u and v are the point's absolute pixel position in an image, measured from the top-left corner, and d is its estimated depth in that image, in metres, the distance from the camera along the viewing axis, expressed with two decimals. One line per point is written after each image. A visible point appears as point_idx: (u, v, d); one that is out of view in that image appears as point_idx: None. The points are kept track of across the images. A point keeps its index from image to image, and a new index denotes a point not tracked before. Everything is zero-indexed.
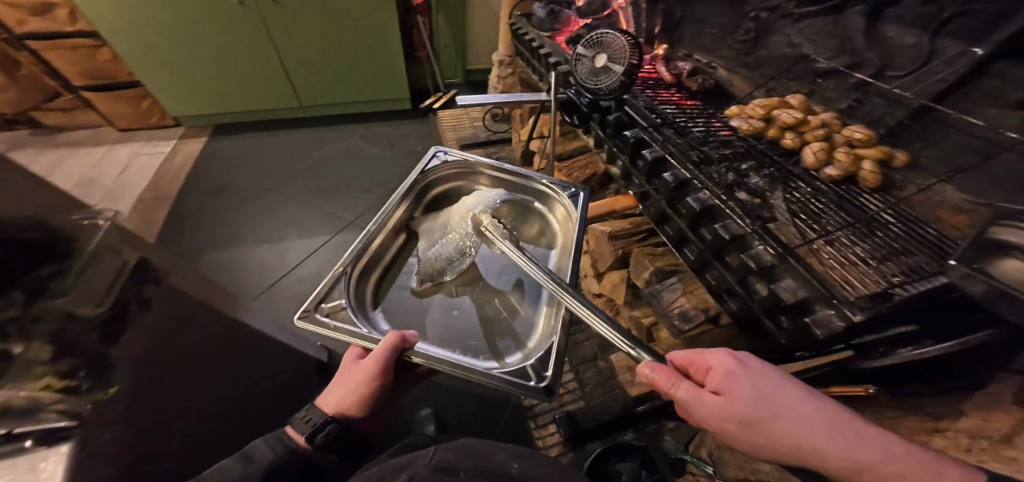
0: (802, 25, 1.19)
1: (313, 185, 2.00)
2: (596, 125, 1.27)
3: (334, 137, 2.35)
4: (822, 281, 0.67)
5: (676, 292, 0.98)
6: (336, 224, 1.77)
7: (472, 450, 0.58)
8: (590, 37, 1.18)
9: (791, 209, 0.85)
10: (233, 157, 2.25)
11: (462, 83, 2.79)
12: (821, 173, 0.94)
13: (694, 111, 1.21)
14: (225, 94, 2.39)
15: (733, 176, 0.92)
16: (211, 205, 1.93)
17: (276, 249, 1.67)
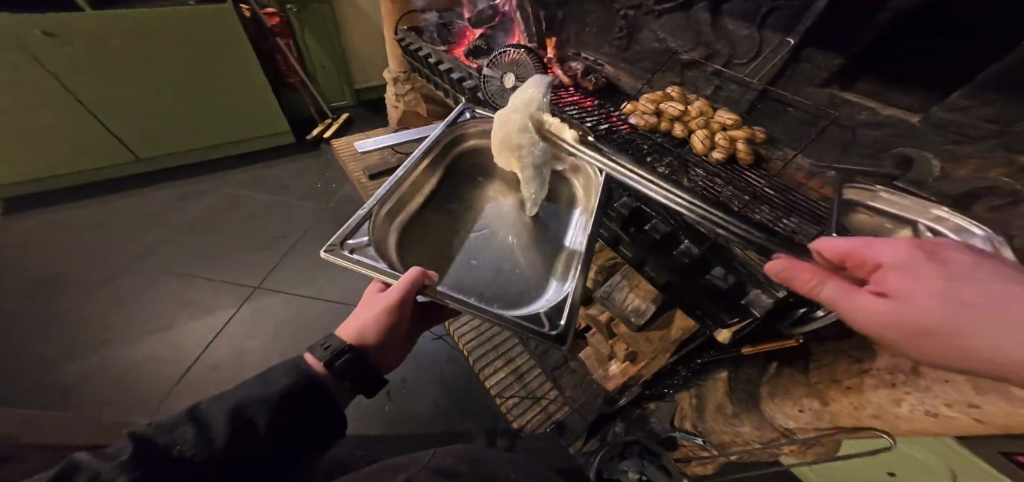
0: (664, 21, 1.22)
1: (191, 251, 1.65)
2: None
3: (195, 190, 1.96)
4: (740, 263, 0.80)
5: (624, 290, 1.03)
6: (239, 292, 1.49)
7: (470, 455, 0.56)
8: (495, 57, 1.22)
9: (699, 196, 0.94)
10: (44, 241, 1.73)
11: (353, 104, 2.58)
12: (708, 156, 1.04)
13: (595, 111, 1.27)
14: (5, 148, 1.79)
15: (646, 172, 1.01)
16: (46, 302, 1.47)
17: (166, 340, 1.36)
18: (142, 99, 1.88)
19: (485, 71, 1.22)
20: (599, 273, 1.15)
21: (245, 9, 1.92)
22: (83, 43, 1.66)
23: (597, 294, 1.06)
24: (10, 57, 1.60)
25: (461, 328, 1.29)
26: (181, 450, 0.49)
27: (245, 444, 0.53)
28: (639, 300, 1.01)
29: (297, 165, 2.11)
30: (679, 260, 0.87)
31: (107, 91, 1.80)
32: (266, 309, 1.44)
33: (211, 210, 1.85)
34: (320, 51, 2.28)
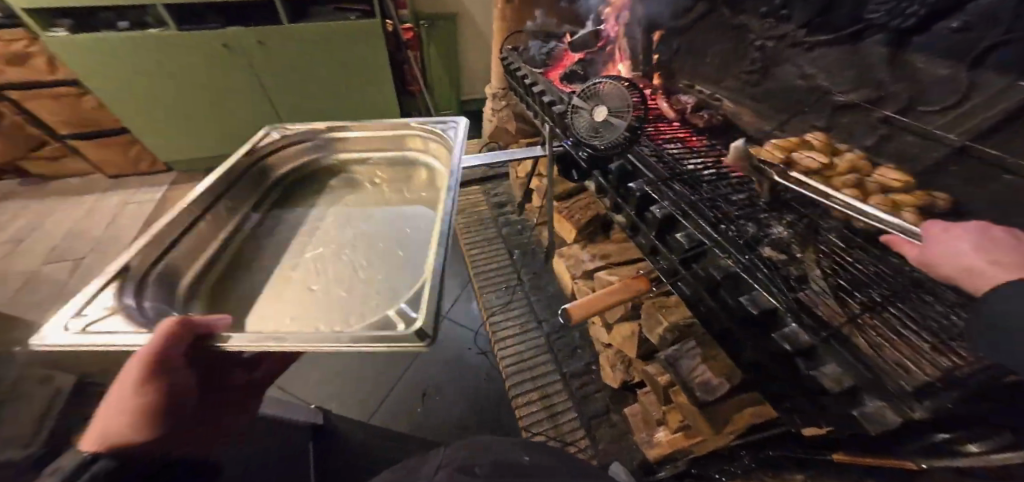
0: (815, 54, 1.03)
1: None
2: (594, 170, 1.19)
3: None
4: (870, 368, 0.62)
5: (696, 358, 0.89)
6: None
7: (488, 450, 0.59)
8: (587, 89, 1.15)
9: (825, 272, 0.75)
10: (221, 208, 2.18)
11: (456, 114, 2.78)
12: (853, 222, 0.82)
13: (702, 150, 1.13)
14: (214, 125, 2.31)
15: (756, 232, 0.84)
16: None
17: None
18: (304, 94, 2.27)
19: (576, 101, 1.15)
20: (671, 332, 0.98)
21: (388, 24, 2.21)
22: (278, 50, 2.08)
23: (661, 357, 0.93)
24: (234, 60, 2.08)
25: (508, 358, 1.29)
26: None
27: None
28: (712, 375, 0.86)
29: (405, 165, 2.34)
30: (777, 347, 0.66)
31: (280, 86, 2.21)
32: None
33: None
34: (439, 63, 2.52)
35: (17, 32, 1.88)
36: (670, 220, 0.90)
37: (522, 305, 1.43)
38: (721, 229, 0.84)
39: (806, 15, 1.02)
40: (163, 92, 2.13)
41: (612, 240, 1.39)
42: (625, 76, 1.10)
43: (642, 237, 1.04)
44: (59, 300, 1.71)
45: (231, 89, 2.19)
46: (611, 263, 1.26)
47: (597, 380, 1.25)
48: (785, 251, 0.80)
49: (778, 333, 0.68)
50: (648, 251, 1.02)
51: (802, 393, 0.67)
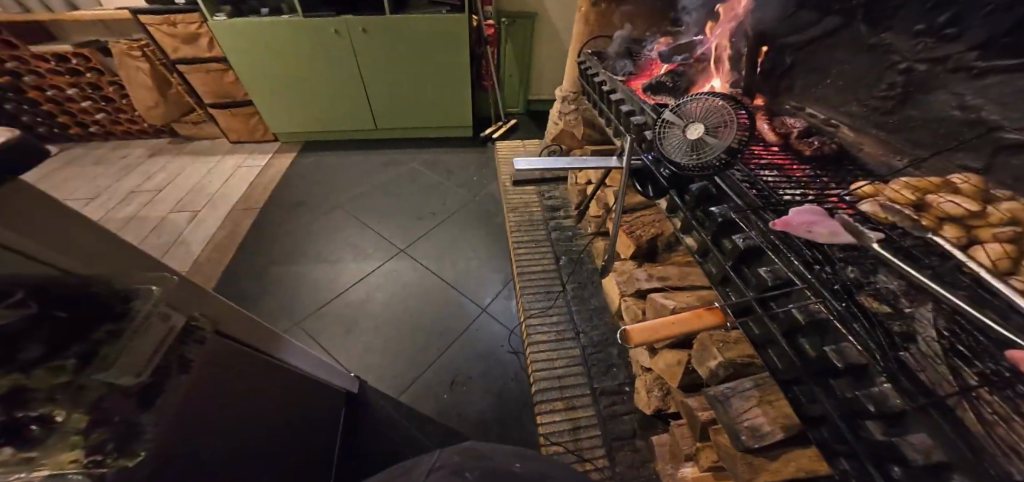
0: (984, 83, 0.84)
1: (372, 208, 2.08)
2: (669, 191, 1.10)
3: (401, 161, 2.47)
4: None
5: (749, 400, 0.80)
6: (390, 249, 1.81)
7: (489, 457, 0.60)
8: (679, 104, 1.03)
9: (942, 336, 0.63)
10: (306, 178, 2.41)
11: (522, 112, 2.82)
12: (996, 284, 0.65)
13: (803, 180, 1.02)
14: (321, 105, 2.53)
15: (859, 276, 0.74)
16: (290, 219, 2.07)
17: (332, 271, 1.74)
18: (400, 81, 2.41)
19: (664, 115, 1.05)
20: (722, 367, 0.91)
21: (475, 19, 2.26)
22: (383, 39, 2.21)
23: (710, 390, 0.84)
24: (345, 46, 2.25)
25: (539, 363, 1.29)
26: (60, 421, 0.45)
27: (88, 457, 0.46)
28: (765, 419, 0.77)
29: (472, 157, 2.41)
30: (858, 406, 0.61)
31: (380, 72, 2.37)
32: (398, 270, 1.70)
33: (400, 179, 2.29)
34: (524, 63, 2.56)
35: (195, 17, 2.19)
36: (758, 250, 0.83)
37: (562, 313, 1.41)
38: (815, 269, 0.75)
39: (985, 34, 0.83)
40: (281, 69, 2.34)
41: (674, 261, 1.32)
42: (727, 92, 0.97)
43: (710, 260, 0.97)
44: (176, 242, 2.02)
45: (337, 72, 2.37)
46: (668, 286, 1.19)
47: (627, 401, 1.20)
48: (891, 303, 0.69)
49: (862, 392, 0.62)
50: (720, 281, 0.93)
51: (865, 452, 0.58)
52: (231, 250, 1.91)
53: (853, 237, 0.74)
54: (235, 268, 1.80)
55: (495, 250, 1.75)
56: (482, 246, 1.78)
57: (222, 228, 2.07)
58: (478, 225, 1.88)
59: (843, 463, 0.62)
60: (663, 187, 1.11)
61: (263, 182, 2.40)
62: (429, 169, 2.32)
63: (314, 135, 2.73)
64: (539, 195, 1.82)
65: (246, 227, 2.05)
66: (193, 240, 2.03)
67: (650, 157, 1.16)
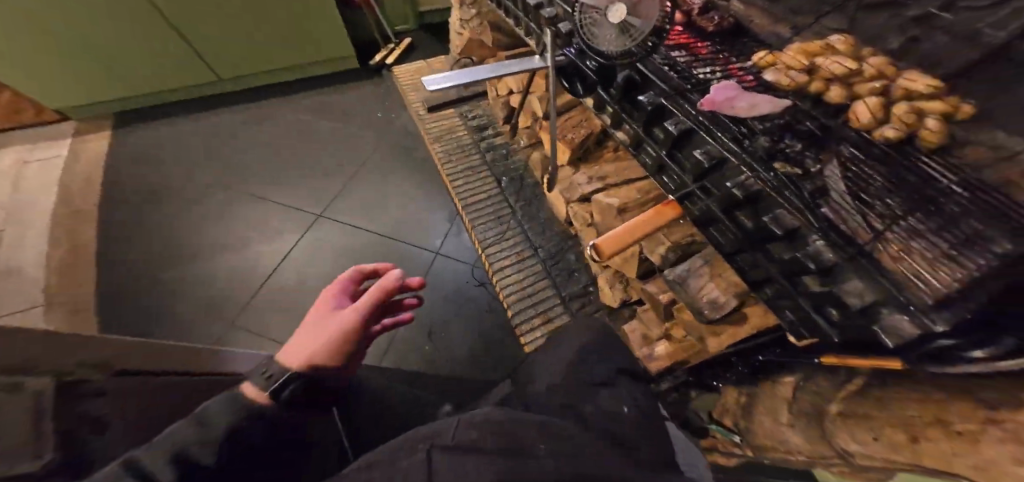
0: None
1: (258, 180, 1.73)
2: (600, 89, 1.11)
3: (272, 113, 2.04)
4: (888, 278, 0.59)
5: (703, 277, 0.88)
6: (301, 219, 1.57)
7: (531, 423, 0.49)
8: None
9: (849, 187, 0.70)
10: (153, 156, 1.89)
11: (416, 28, 2.47)
12: (872, 133, 0.75)
13: (709, 58, 1.08)
14: (116, 58, 1.86)
15: (776, 145, 0.78)
16: (151, 215, 1.64)
17: (240, 259, 1.50)
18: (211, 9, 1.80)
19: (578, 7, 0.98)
20: (671, 251, 1.00)
21: None
22: None
23: (669, 276, 0.92)
24: None
25: (509, 287, 1.32)
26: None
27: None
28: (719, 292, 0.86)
29: (364, 91, 2.09)
30: (801, 265, 0.68)
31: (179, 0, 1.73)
32: (323, 240, 1.51)
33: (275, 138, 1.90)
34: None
35: None
36: (688, 133, 0.89)
37: (516, 234, 1.42)
38: (745, 147, 0.79)
39: None
40: (32, 13, 1.63)
41: (605, 157, 1.35)
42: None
43: (651, 148, 1.00)
44: None
45: (110, 8, 1.68)
46: (609, 184, 1.22)
47: (595, 300, 1.30)
48: (806, 165, 0.75)
49: (799, 251, 0.70)
50: (665, 167, 0.98)
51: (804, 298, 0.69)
52: (79, 273, 1.49)
53: (770, 106, 0.82)
54: (102, 293, 1.45)
55: (423, 191, 1.62)
56: (406, 190, 1.62)
57: (51, 246, 1.58)
58: (390, 171, 1.69)
59: (789, 314, 0.72)
60: (590, 81, 1.11)
61: (81, 175, 1.82)
62: (316, 116, 1.98)
63: (120, 102, 2.05)
64: (460, 117, 1.70)
65: (85, 238, 1.59)
66: (10, 274, 1.52)
67: (572, 50, 1.14)
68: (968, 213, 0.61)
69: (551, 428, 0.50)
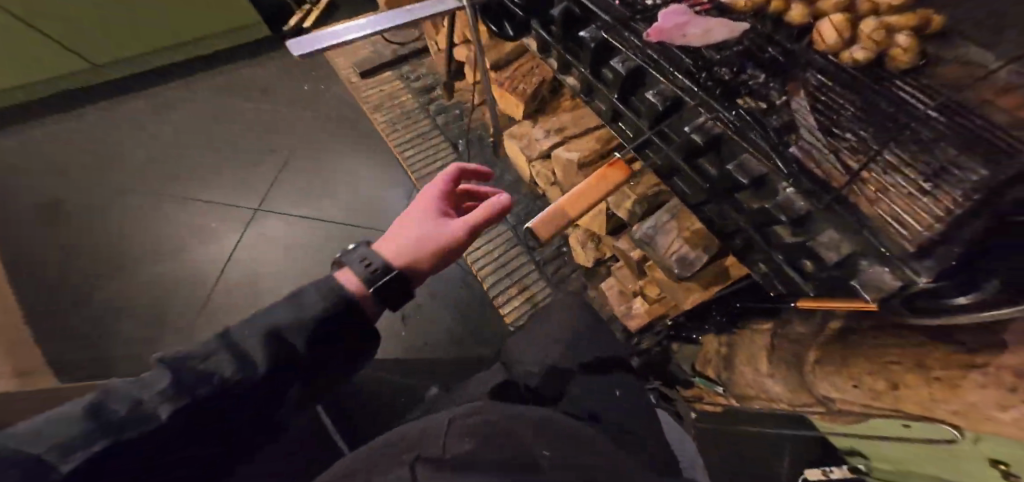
0: None
1: (178, 180, 1.53)
2: (537, 23, 0.94)
3: (178, 96, 1.75)
4: (865, 224, 0.51)
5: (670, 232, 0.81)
6: (240, 217, 1.43)
7: (532, 421, 0.50)
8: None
9: (819, 120, 0.60)
10: (40, 164, 1.60)
11: None
12: (840, 57, 0.65)
13: None
14: None
15: (734, 78, 0.67)
16: (59, 236, 1.43)
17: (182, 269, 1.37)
18: None
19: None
20: (639, 205, 0.93)
21: None
22: None
23: (636, 234, 0.87)
24: None
25: (478, 259, 1.27)
26: (222, 377, 0.42)
27: (263, 384, 0.44)
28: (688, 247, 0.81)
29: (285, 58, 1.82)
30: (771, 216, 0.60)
31: None
32: (268, 235, 1.39)
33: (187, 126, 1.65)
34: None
35: None
36: (640, 73, 0.76)
37: None
38: (705, 83, 0.67)
39: None
40: None
41: (564, 106, 1.19)
42: None
43: (598, 87, 0.87)
44: None
45: None
46: (567, 137, 1.11)
47: (570, 261, 1.27)
48: (769, 100, 0.64)
49: (768, 201, 0.61)
50: (616, 111, 0.86)
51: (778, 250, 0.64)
52: None
53: (727, 32, 0.70)
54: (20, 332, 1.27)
55: (371, 165, 1.48)
56: (350, 169, 1.47)
57: None
58: (328, 149, 1.51)
59: (762, 266, 0.71)
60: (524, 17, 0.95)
61: None
62: (233, 94, 1.72)
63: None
64: (399, 75, 1.53)
65: None
66: None
67: None
68: (944, 138, 0.53)
69: (551, 427, 0.50)
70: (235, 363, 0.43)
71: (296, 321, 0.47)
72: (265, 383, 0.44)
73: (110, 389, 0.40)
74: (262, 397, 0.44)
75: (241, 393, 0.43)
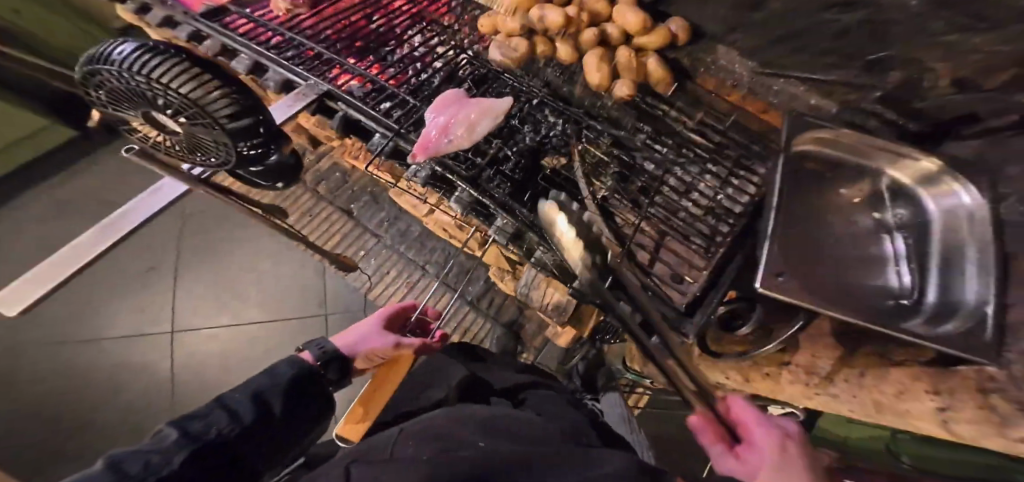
0: None
1: (55, 322, 1.26)
2: (310, 108, 0.59)
3: None
4: (647, 300, 0.49)
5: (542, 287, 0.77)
6: (154, 345, 1.23)
7: (478, 418, 0.38)
8: (97, 52, 0.37)
9: (617, 173, 0.57)
10: None
11: None
12: (607, 96, 0.64)
13: (451, 26, 0.74)
14: None
15: (534, 136, 0.60)
16: None
17: (93, 427, 1.14)
18: None
19: (78, 76, 0.39)
20: None
21: None
22: None
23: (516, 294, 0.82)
24: None
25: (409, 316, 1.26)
26: (219, 429, 0.37)
27: (262, 438, 0.40)
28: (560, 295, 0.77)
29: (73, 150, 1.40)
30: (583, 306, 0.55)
31: None
32: (201, 350, 1.23)
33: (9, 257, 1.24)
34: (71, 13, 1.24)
35: None
36: (438, 185, 0.56)
37: (395, 263, 1.17)
38: (482, 180, 0.55)
39: None
40: None
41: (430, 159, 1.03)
42: (224, 129, 0.38)
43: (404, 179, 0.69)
44: None
45: None
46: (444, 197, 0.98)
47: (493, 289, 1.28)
48: (567, 151, 0.59)
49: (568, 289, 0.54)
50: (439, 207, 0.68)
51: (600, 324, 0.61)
52: None
53: (489, 118, 0.55)
54: None
55: (276, 243, 1.36)
56: (258, 253, 1.35)
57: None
58: (229, 241, 1.37)
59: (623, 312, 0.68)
60: (268, 185, 0.50)
61: None
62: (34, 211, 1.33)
63: None
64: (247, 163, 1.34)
65: None
66: None
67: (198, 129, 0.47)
68: (711, 160, 0.58)
69: (501, 425, 0.37)
70: (228, 417, 0.39)
71: (275, 383, 0.45)
72: (260, 434, 0.40)
73: (109, 457, 0.31)
74: (258, 446, 0.39)
75: (240, 445, 0.38)
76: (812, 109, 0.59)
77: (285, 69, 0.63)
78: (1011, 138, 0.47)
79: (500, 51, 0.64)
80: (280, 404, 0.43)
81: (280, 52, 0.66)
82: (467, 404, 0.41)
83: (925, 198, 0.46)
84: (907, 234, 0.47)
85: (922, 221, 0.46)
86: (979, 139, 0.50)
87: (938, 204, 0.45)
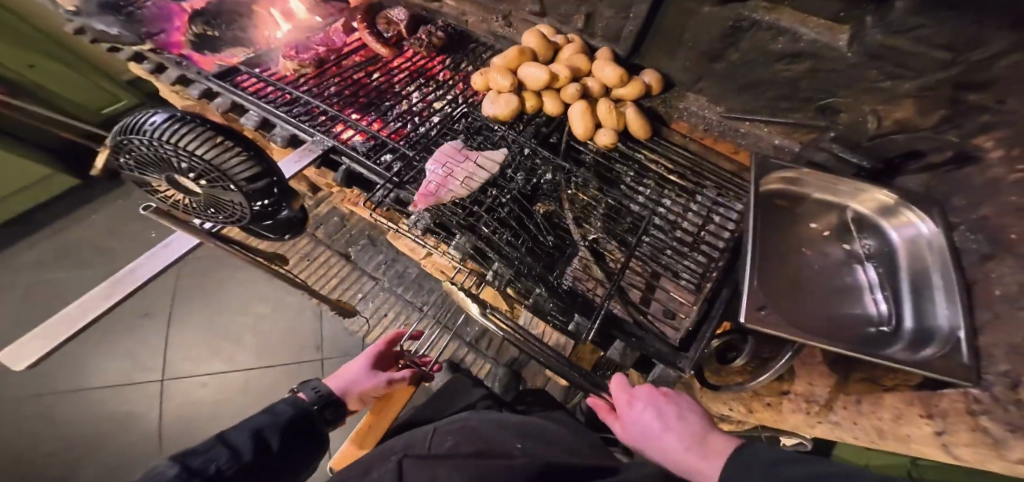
0: None
1: (41, 373, 1.22)
2: (317, 159, 0.63)
3: None
4: (640, 334, 0.50)
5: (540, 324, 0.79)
6: (142, 394, 1.20)
7: (509, 425, 0.45)
8: (132, 122, 0.40)
9: (604, 215, 0.61)
10: None
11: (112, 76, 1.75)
12: (592, 143, 0.69)
13: (446, 82, 0.80)
14: None
15: (527, 181, 0.63)
16: None
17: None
18: None
19: (109, 142, 0.41)
20: None
21: None
22: None
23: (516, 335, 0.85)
24: None
25: None
26: (218, 466, 0.37)
27: (259, 474, 0.40)
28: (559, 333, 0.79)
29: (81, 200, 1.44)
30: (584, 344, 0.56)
31: None
32: (190, 398, 1.20)
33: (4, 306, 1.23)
34: (87, 70, 1.31)
35: None
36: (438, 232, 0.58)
37: (393, 304, 1.18)
38: (478, 224, 0.57)
39: None
40: None
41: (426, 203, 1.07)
42: (241, 191, 0.41)
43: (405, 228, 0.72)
44: None
45: None
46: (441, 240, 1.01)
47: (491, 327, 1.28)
48: (557, 195, 0.62)
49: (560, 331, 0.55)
50: None
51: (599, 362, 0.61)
52: None
53: (485, 170, 0.61)
54: None
55: (272, 287, 1.37)
56: (256, 297, 1.36)
57: None
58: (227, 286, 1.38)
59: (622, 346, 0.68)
60: (276, 238, 0.52)
61: None
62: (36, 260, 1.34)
63: None
64: None
65: None
66: None
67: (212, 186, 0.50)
68: (691, 200, 0.63)
69: (531, 429, 0.44)
70: (228, 454, 0.39)
71: (274, 421, 0.45)
72: (258, 469, 0.40)
73: None
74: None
75: None
76: (778, 149, 0.69)
77: (292, 125, 0.67)
78: (949, 172, 0.54)
79: (491, 106, 0.69)
80: (278, 443, 0.43)
81: (289, 110, 0.71)
82: (495, 412, 0.48)
83: (889, 230, 0.51)
84: (877, 264, 0.51)
85: (888, 250, 0.51)
86: (924, 174, 0.57)
87: (900, 234, 0.50)
